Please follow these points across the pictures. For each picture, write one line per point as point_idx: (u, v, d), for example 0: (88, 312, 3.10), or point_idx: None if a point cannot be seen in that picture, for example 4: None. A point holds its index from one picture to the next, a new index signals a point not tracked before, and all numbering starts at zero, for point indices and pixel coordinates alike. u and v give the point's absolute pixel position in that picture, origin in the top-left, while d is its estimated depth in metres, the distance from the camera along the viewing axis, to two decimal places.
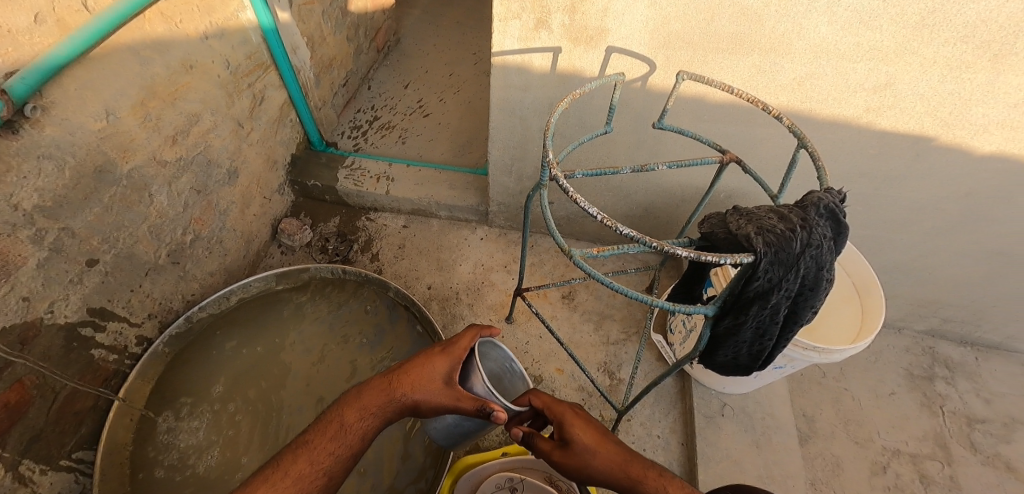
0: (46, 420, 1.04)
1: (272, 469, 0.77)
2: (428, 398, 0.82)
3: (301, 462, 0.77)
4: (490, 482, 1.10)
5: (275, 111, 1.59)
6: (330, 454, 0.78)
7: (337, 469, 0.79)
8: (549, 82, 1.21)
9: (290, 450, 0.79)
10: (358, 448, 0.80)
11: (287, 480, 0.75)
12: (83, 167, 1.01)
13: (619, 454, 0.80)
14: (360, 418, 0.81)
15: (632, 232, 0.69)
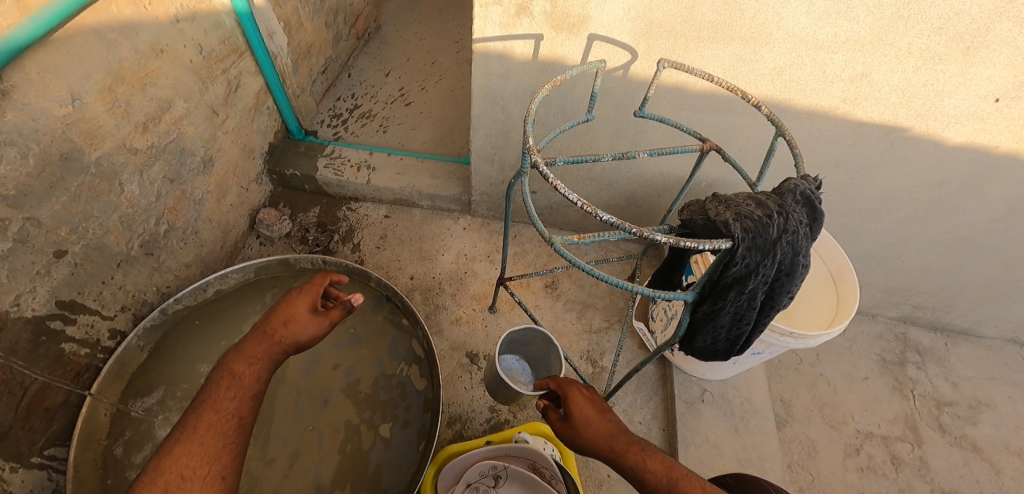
0: (15, 415, 1.01)
1: (183, 429, 0.75)
2: (308, 327, 0.91)
3: (208, 415, 0.77)
4: (474, 471, 1.11)
5: (251, 98, 1.55)
6: (233, 400, 0.79)
7: (249, 410, 0.81)
8: (531, 70, 1.20)
9: (191, 411, 0.77)
10: (258, 389, 0.83)
11: (201, 432, 0.75)
12: (48, 155, 0.98)
13: (613, 428, 0.82)
14: (247, 363, 0.83)
15: (613, 219, 0.68)
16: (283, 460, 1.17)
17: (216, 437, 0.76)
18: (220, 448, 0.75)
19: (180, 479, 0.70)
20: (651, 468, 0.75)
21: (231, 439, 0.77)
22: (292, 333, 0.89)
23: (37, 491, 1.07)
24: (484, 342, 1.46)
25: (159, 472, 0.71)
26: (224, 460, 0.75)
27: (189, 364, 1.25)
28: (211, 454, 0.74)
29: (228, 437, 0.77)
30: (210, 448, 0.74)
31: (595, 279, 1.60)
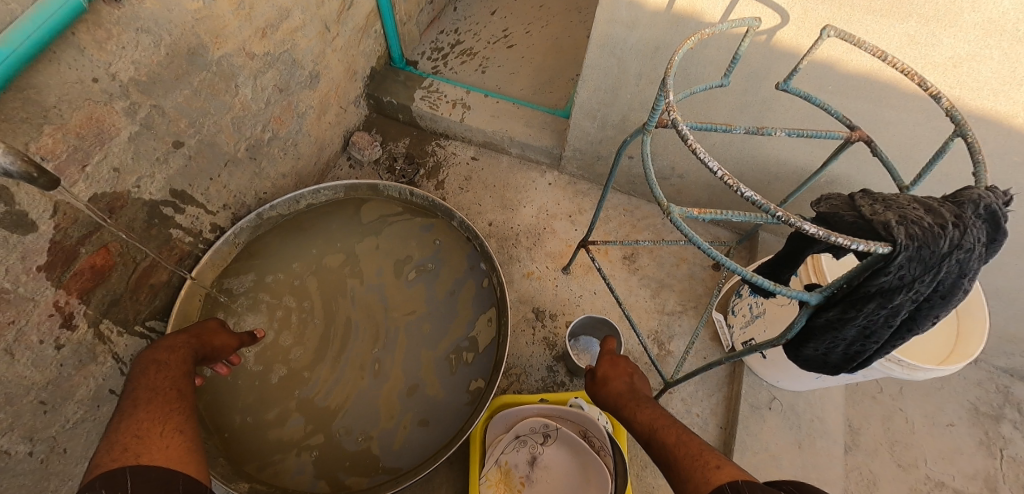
0: (126, 286, 1.11)
1: (125, 408, 0.73)
2: (220, 339, 1.01)
3: (138, 393, 0.76)
4: (525, 425, 1.13)
5: (361, 19, 1.53)
6: (169, 378, 0.81)
7: (185, 388, 0.82)
8: (661, 22, 1.09)
9: (124, 399, 0.75)
10: (185, 368, 0.87)
11: (140, 406, 0.73)
12: (177, 47, 1.01)
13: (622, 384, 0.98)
14: (169, 352, 0.88)
15: (755, 196, 0.61)
16: (347, 376, 1.22)
17: (159, 404, 0.75)
18: (169, 411, 0.75)
19: (136, 437, 0.67)
20: (640, 414, 0.86)
21: (175, 404, 0.77)
22: (210, 339, 0.99)
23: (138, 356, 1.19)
24: (552, 301, 1.44)
25: (111, 435, 0.68)
26: (176, 422, 0.73)
27: (275, 268, 1.33)
28: (158, 419, 0.72)
29: (173, 403, 0.76)
30: (159, 412, 0.73)
31: (676, 259, 1.52)
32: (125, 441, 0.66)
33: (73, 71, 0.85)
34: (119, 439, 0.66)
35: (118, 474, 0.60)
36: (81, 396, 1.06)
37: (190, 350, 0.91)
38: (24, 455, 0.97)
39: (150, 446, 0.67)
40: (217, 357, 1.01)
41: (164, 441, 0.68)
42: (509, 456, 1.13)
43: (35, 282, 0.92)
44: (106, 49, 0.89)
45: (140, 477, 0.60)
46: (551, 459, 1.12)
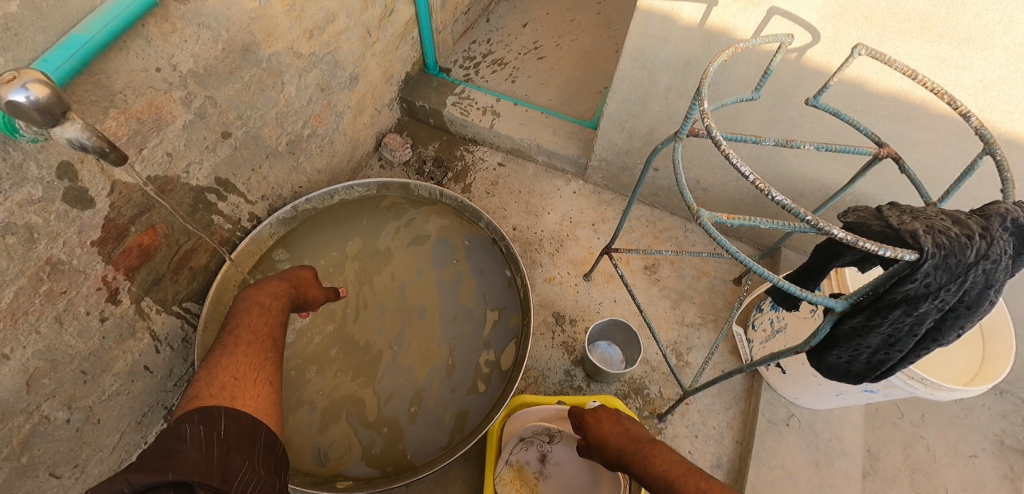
0: (167, 267, 1.18)
1: (228, 345, 0.93)
2: (315, 289, 1.15)
3: (242, 333, 0.96)
4: (529, 428, 1.13)
5: (401, 25, 1.60)
6: (266, 325, 0.99)
7: (278, 335, 1.01)
8: (693, 36, 1.13)
9: (230, 334, 0.95)
10: (283, 317, 1.04)
11: (242, 347, 0.93)
12: (233, 43, 1.07)
13: (626, 438, 0.99)
14: (273, 298, 1.04)
15: (786, 201, 0.64)
16: (371, 367, 1.25)
17: (255, 351, 0.94)
18: (261, 359, 0.94)
19: (233, 379, 0.86)
20: (655, 463, 0.93)
21: (269, 354, 0.96)
22: (306, 289, 1.13)
23: (173, 334, 1.26)
24: (572, 306, 1.47)
25: (216, 371, 0.87)
26: (263, 371, 0.92)
27: (306, 258, 1.38)
28: (253, 365, 0.91)
29: (266, 352, 0.96)
30: (253, 358, 0.92)
31: (697, 272, 1.55)
32: (224, 381, 0.85)
33: (139, 61, 0.91)
34: (220, 377, 0.86)
35: (216, 413, 0.77)
36: (119, 369, 1.13)
37: (289, 298, 1.07)
38: (63, 421, 1.04)
39: (242, 392, 0.85)
40: (308, 307, 1.15)
41: (254, 390, 0.88)
42: (520, 454, 1.13)
43: (87, 256, 0.99)
44: (171, 41, 0.95)
45: (233, 419, 0.78)
46: (561, 449, 1.14)
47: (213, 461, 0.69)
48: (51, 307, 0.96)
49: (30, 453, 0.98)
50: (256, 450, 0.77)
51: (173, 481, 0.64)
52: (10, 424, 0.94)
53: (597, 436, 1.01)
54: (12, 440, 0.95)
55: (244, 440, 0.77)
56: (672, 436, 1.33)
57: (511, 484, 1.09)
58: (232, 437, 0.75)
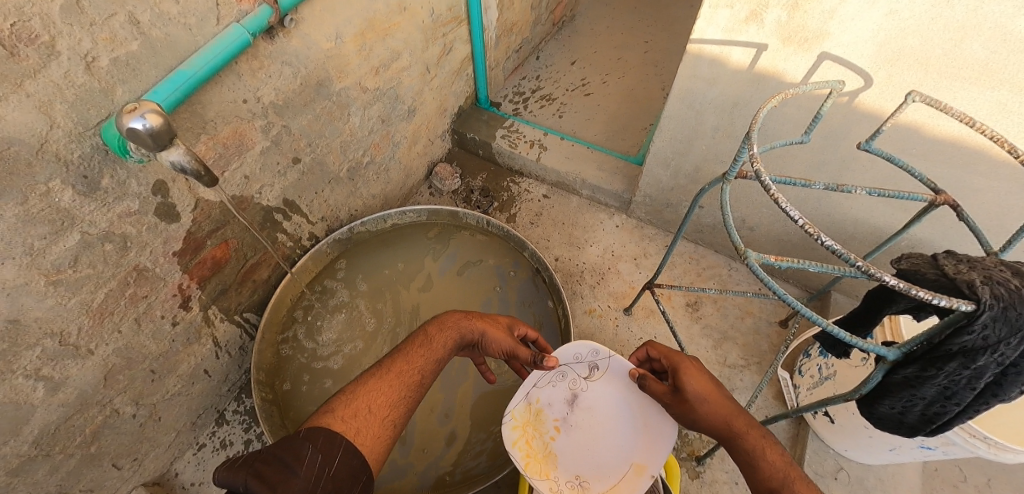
0: (234, 278, 1.28)
1: (383, 367, 0.90)
2: (503, 339, 0.99)
3: (399, 362, 0.91)
4: (568, 353, 1.09)
5: (457, 63, 1.72)
6: (422, 357, 0.92)
7: (427, 378, 0.91)
8: (742, 79, 1.18)
9: (391, 358, 0.92)
10: (443, 355, 0.95)
11: (389, 374, 0.88)
12: (309, 79, 1.18)
13: (729, 405, 0.86)
14: (441, 331, 0.96)
15: (835, 246, 0.64)
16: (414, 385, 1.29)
17: (399, 385, 0.87)
18: (399, 394, 0.86)
19: (366, 410, 0.82)
20: (765, 453, 0.80)
21: (409, 393, 0.88)
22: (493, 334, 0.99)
23: (233, 341, 1.36)
24: (611, 340, 1.48)
25: (359, 391, 0.84)
26: (397, 409, 0.85)
27: (358, 278, 1.45)
28: (392, 400, 0.85)
29: (405, 391, 0.87)
30: (395, 392, 0.86)
31: (740, 312, 1.56)
32: (361, 408, 0.82)
33: (230, 93, 1.03)
34: (359, 402, 0.82)
35: (337, 442, 0.74)
36: (182, 370, 1.25)
37: (458, 335, 0.97)
38: (129, 416, 1.18)
39: (370, 427, 0.80)
40: (486, 351, 1.00)
41: (378, 430, 0.81)
42: (545, 394, 1.09)
43: (168, 265, 1.10)
44: (258, 76, 1.07)
45: (347, 458, 0.73)
46: (593, 399, 1.08)
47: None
48: (132, 309, 1.07)
49: (98, 442, 1.14)
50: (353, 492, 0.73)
51: None
52: (87, 414, 1.08)
53: (701, 389, 0.86)
54: (85, 429, 1.10)
55: (347, 482, 0.72)
56: (710, 482, 1.29)
57: (519, 428, 1.07)
58: (339, 478, 0.71)
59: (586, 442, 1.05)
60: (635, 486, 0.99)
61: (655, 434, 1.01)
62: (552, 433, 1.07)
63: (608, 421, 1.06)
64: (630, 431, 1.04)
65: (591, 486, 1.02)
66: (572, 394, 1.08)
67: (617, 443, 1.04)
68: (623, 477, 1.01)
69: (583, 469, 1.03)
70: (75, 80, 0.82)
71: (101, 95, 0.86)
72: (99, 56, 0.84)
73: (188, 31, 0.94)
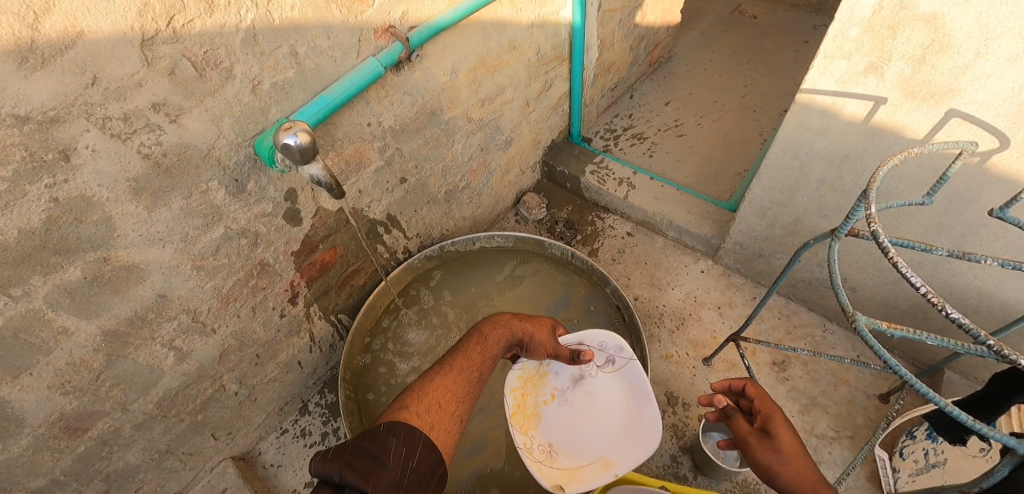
0: (337, 281, 1.40)
1: (444, 366, 0.96)
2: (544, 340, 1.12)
3: (461, 358, 0.98)
4: (596, 338, 1.18)
5: (554, 99, 1.80)
6: (480, 354, 0.99)
7: (485, 374, 0.98)
8: (854, 131, 1.13)
9: (450, 356, 0.99)
10: (497, 351, 1.02)
11: (453, 370, 0.95)
12: (424, 107, 1.31)
13: (811, 471, 0.83)
14: (493, 328, 1.05)
15: (963, 319, 0.60)
16: None
17: (463, 380, 0.94)
18: (463, 391, 0.93)
19: (437, 405, 0.88)
20: None
21: (471, 390, 0.94)
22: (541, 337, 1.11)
23: (326, 338, 1.48)
24: (687, 389, 1.46)
25: (429, 387, 0.91)
26: (463, 404, 0.92)
27: (442, 293, 1.54)
28: (457, 395, 0.91)
29: (469, 386, 0.94)
30: (460, 389, 0.93)
31: (834, 379, 1.45)
32: (433, 404, 0.88)
33: (359, 117, 1.16)
34: (430, 398, 0.89)
35: (416, 435, 0.79)
36: (281, 359, 1.38)
37: (508, 331, 1.05)
38: (233, 392, 1.31)
39: (442, 421, 0.86)
40: (533, 349, 1.10)
41: (449, 424, 0.87)
42: (557, 364, 1.21)
43: (286, 262, 1.23)
44: (383, 103, 1.19)
45: (428, 453, 0.78)
46: (597, 386, 1.19)
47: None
48: (252, 298, 1.21)
49: (205, 413, 1.27)
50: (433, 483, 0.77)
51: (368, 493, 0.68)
52: (201, 386, 1.22)
53: (788, 444, 0.86)
54: (197, 399, 1.24)
55: (428, 473, 0.76)
56: None
57: (523, 381, 1.21)
58: (420, 470, 0.75)
59: (574, 418, 1.19)
60: (596, 477, 1.10)
61: (632, 440, 1.11)
62: (546, 397, 1.21)
63: (597, 408, 1.18)
64: (612, 429, 1.15)
65: (560, 458, 1.14)
66: (578, 374, 1.21)
67: (599, 434, 1.16)
68: (590, 465, 1.12)
69: (558, 440, 1.16)
70: (242, 99, 0.97)
71: (259, 113, 1.01)
72: (264, 80, 0.99)
73: (333, 62, 1.08)
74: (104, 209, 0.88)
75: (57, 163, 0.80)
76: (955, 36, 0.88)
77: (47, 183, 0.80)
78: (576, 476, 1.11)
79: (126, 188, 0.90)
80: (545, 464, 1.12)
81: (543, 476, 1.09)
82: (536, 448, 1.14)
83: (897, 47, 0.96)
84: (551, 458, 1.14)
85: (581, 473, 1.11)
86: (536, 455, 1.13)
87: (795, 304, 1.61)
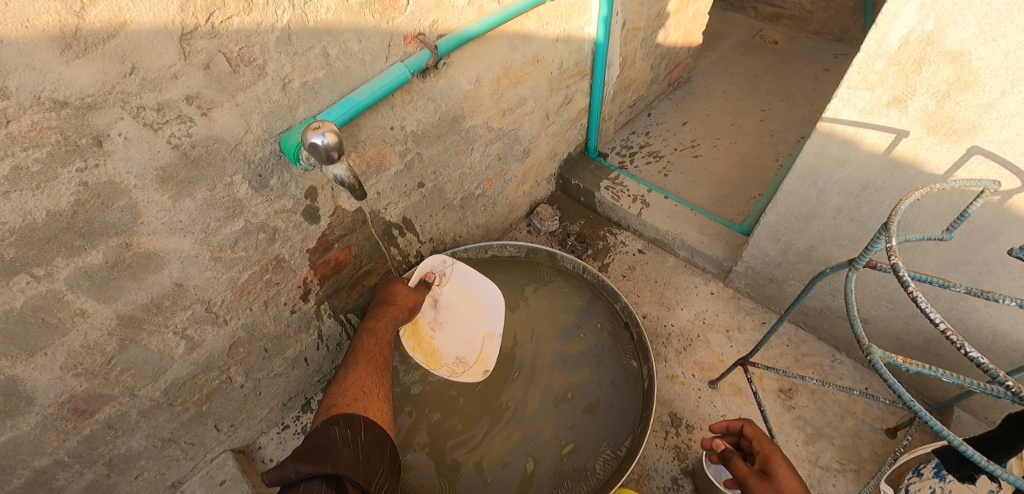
0: (348, 281, 1.41)
1: (353, 360, 1.21)
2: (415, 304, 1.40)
3: (364, 351, 1.23)
4: (428, 264, 1.47)
5: (573, 113, 1.82)
6: (376, 344, 1.25)
7: (387, 354, 1.28)
8: (875, 162, 1.13)
9: (352, 354, 1.23)
10: (389, 335, 1.30)
11: (359, 364, 1.20)
12: (447, 115, 1.33)
13: None
14: (376, 320, 1.29)
15: (981, 358, 0.61)
16: (489, 421, 1.32)
17: (371, 367, 1.21)
18: (376, 375, 1.21)
19: (359, 393, 1.13)
20: None
21: (381, 372, 1.23)
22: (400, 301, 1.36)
23: (333, 337, 1.49)
24: (691, 410, 1.45)
25: (345, 385, 1.15)
26: (380, 385, 1.20)
27: None
28: (371, 381, 1.18)
29: (379, 369, 1.23)
30: (371, 373, 1.20)
31: (841, 411, 1.43)
32: (355, 394, 1.13)
33: (383, 120, 1.18)
34: (350, 392, 1.13)
35: (355, 419, 1.06)
36: (288, 354, 1.38)
37: (390, 317, 1.31)
38: (238, 385, 1.32)
39: (370, 403, 1.13)
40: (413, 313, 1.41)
41: (377, 403, 1.15)
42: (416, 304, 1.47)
43: (301, 259, 1.24)
44: (407, 108, 1.21)
45: (369, 430, 1.05)
46: (448, 298, 1.50)
47: (357, 463, 0.95)
48: (265, 292, 1.22)
49: (210, 403, 1.28)
50: (384, 453, 1.04)
51: (331, 472, 0.89)
52: (208, 376, 1.23)
53: (789, 487, 0.90)
54: (204, 389, 1.25)
55: (375, 446, 1.03)
56: None
57: (410, 337, 1.44)
58: (366, 443, 1.02)
59: (454, 330, 1.47)
60: (493, 347, 1.44)
61: (478, 312, 1.49)
62: (430, 333, 1.46)
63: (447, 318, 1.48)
64: (475, 316, 1.50)
65: (468, 359, 1.43)
66: (431, 301, 1.49)
67: (472, 326, 1.48)
68: (485, 345, 1.44)
69: (459, 352, 1.44)
70: (272, 97, 0.99)
71: (287, 111, 1.03)
72: (294, 79, 1.01)
73: (362, 65, 1.09)
74: (131, 196, 0.90)
75: (89, 148, 0.82)
76: (981, 74, 0.88)
77: (78, 167, 0.82)
78: (485, 358, 1.42)
79: (154, 177, 0.91)
80: (461, 370, 1.40)
81: (470, 376, 1.39)
82: (450, 366, 1.41)
83: (921, 82, 0.96)
84: (464, 364, 1.41)
85: (485, 356, 1.42)
86: (456, 370, 1.40)
87: (805, 332, 1.60)
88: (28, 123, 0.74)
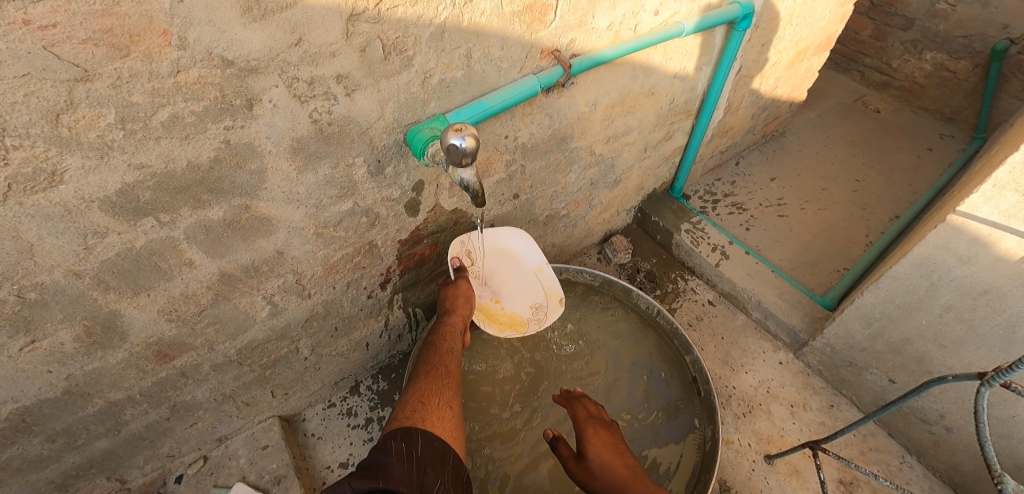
0: (425, 276, 1.42)
1: (418, 375, 1.16)
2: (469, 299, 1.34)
3: (429, 365, 1.18)
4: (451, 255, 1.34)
5: (669, 150, 1.78)
6: (440, 358, 1.20)
7: (451, 366, 1.19)
8: (1004, 269, 1.05)
9: (417, 371, 1.18)
10: (454, 346, 1.24)
11: (423, 378, 1.14)
12: (558, 132, 1.31)
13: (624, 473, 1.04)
14: (437, 336, 1.26)
15: None
16: (539, 449, 1.30)
17: (434, 380, 1.13)
18: (438, 387, 1.11)
19: (419, 404, 1.05)
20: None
21: (445, 384, 1.13)
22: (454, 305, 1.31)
23: (398, 327, 1.50)
24: (743, 482, 1.39)
25: (409, 397, 1.08)
26: (448, 397, 1.11)
27: None
28: (432, 393, 1.09)
29: (443, 379, 1.14)
30: (433, 385, 1.11)
31: None
32: (415, 405, 1.04)
33: (500, 129, 1.17)
34: (410, 404, 1.05)
35: (413, 433, 0.95)
36: (353, 336, 1.39)
37: (451, 327, 1.27)
38: (302, 357, 1.33)
39: (431, 414, 1.03)
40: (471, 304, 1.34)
41: (439, 413, 1.04)
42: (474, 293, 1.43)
43: (391, 248, 1.25)
44: (525, 120, 1.20)
45: (428, 442, 0.94)
46: (488, 271, 1.42)
47: (413, 479, 0.85)
48: (351, 273, 1.23)
49: (273, 369, 1.29)
50: (446, 469, 0.93)
51: (382, 488, 0.80)
52: (279, 344, 1.25)
53: (603, 458, 1.06)
54: (271, 355, 1.26)
55: (435, 460, 0.92)
56: None
57: (495, 323, 1.45)
58: (424, 457, 0.91)
59: (513, 291, 1.46)
60: (549, 277, 1.44)
61: (517, 257, 1.43)
62: (497, 305, 1.46)
63: (497, 286, 1.44)
64: (517, 260, 1.44)
65: (541, 301, 1.47)
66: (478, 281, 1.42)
67: (522, 275, 1.45)
68: (542, 282, 1.45)
69: (528, 299, 1.48)
70: (410, 89, 0.99)
71: (419, 104, 1.03)
72: (434, 76, 1.01)
73: (497, 72, 1.09)
74: (263, 160, 0.91)
75: (241, 109, 0.83)
76: None
77: (226, 126, 0.83)
78: (551, 291, 1.46)
79: (288, 146, 0.92)
80: (544, 313, 1.47)
81: (553, 312, 1.47)
82: (534, 317, 1.47)
83: None
84: (542, 307, 1.48)
85: (550, 289, 1.45)
86: (542, 316, 1.48)
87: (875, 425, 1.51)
88: (194, 76, 0.75)
